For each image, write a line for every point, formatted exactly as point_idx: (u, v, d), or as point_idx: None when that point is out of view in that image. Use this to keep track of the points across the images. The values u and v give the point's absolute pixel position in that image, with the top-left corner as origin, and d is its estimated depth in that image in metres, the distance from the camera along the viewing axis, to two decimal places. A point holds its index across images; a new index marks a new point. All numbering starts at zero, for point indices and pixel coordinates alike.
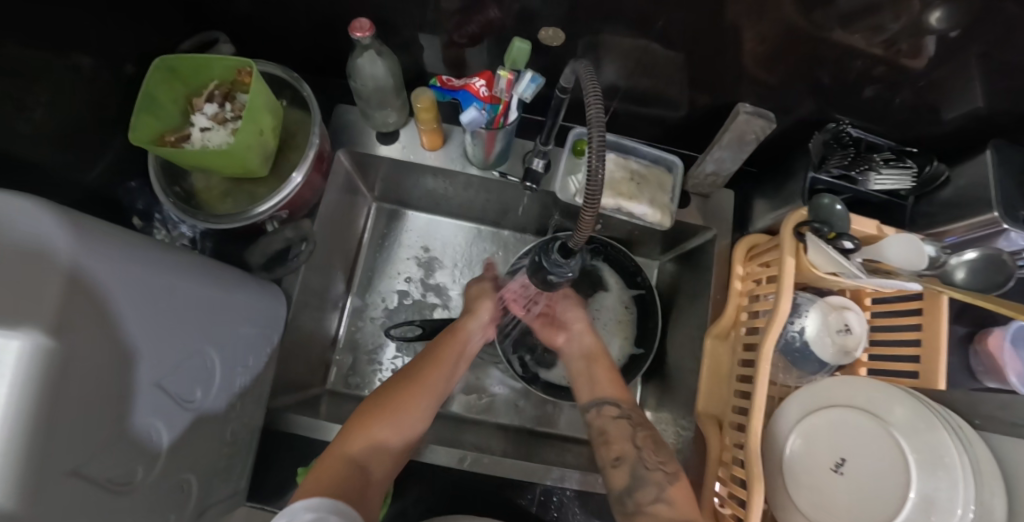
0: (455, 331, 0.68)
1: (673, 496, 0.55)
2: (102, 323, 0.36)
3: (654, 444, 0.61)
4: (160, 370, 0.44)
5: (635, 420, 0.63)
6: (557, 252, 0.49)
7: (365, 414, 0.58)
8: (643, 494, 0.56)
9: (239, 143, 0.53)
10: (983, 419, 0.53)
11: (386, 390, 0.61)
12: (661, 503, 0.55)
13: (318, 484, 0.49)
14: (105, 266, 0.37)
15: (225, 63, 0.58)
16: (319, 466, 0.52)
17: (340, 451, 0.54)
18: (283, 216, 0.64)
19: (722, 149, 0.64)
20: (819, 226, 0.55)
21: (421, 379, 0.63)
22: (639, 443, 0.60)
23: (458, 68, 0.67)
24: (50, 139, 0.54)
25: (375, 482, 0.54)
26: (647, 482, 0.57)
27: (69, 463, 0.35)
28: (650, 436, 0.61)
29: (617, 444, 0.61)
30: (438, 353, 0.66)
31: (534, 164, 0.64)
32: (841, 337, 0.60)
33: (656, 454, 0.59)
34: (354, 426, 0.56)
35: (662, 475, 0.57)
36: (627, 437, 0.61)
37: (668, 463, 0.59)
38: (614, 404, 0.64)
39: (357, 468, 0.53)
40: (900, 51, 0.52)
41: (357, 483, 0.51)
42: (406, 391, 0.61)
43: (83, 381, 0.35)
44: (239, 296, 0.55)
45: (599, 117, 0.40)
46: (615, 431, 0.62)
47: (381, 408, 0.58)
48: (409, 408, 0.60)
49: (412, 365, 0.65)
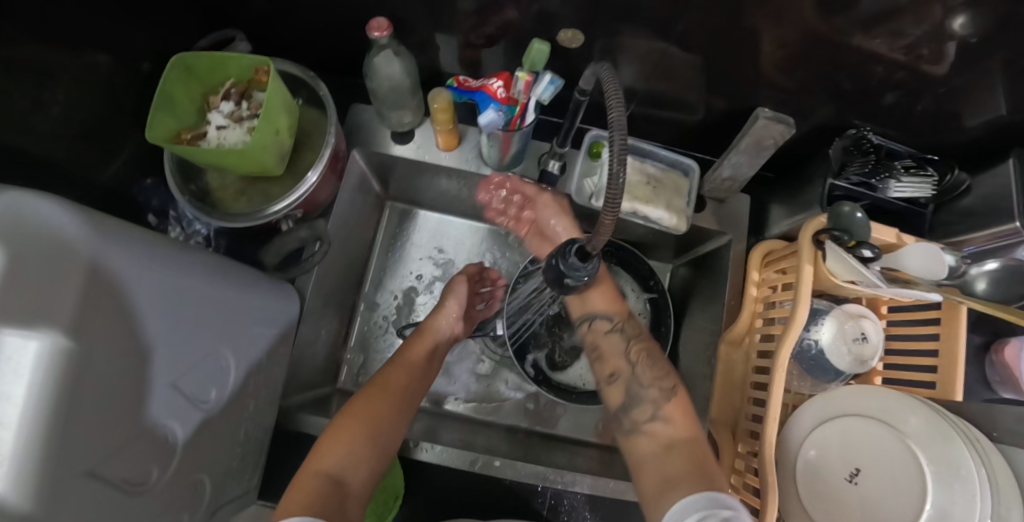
0: (425, 328, 0.69)
1: (669, 413, 0.55)
2: (119, 323, 0.37)
3: (649, 359, 0.60)
4: (176, 370, 0.44)
5: (628, 333, 0.63)
6: (575, 255, 0.49)
7: (336, 427, 0.55)
8: (639, 413, 0.56)
9: (255, 142, 0.53)
10: (1001, 432, 0.52)
11: (354, 401, 0.58)
12: (657, 421, 0.54)
13: (294, 504, 0.46)
14: (125, 267, 0.38)
15: (243, 61, 0.58)
16: (293, 488, 0.48)
17: (312, 468, 0.51)
18: (298, 215, 0.64)
19: (739, 154, 0.63)
20: (839, 233, 0.54)
21: (387, 386, 0.61)
22: (633, 359, 0.60)
23: (473, 68, 0.67)
24: (67, 136, 0.54)
25: (354, 493, 0.50)
26: (642, 401, 0.56)
27: (85, 463, 0.35)
28: (644, 350, 0.61)
29: (612, 362, 0.61)
30: (404, 354, 0.66)
31: (549, 165, 0.66)
32: (857, 346, 0.60)
33: (651, 370, 0.59)
34: (325, 441, 0.53)
35: (658, 393, 0.56)
36: (621, 352, 0.61)
37: (663, 378, 0.58)
38: (607, 318, 0.63)
39: (332, 481, 0.50)
40: (922, 57, 0.51)
41: (335, 498, 0.48)
42: (376, 399, 0.58)
43: (99, 380, 0.35)
44: (255, 296, 0.55)
45: (621, 120, 0.39)
46: (609, 347, 0.62)
47: (351, 420, 0.55)
48: (382, 416, 0.57)
49: (380, 374, 0.62)
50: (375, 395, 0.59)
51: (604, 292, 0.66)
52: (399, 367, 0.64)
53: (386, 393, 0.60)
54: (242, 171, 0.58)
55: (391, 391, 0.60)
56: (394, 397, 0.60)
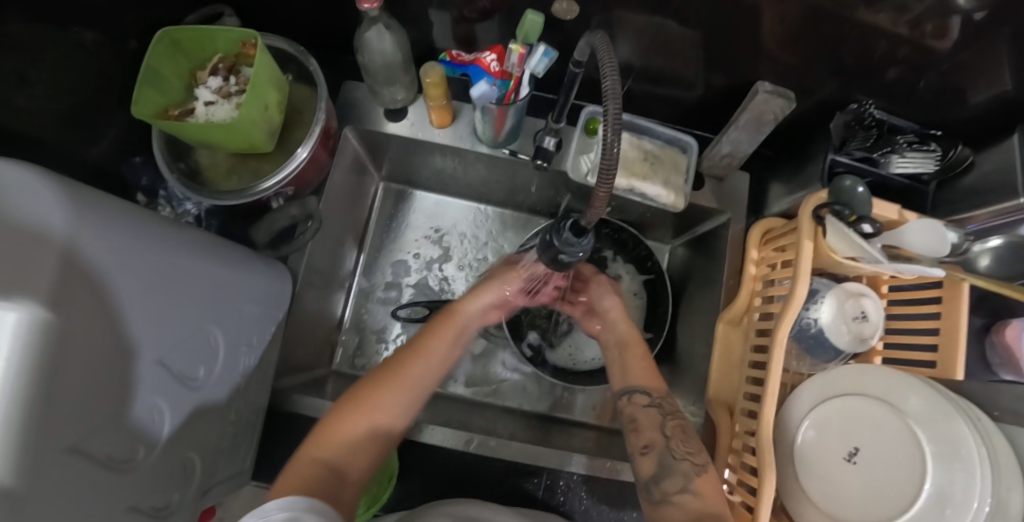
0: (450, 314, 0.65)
1: (700, 487, 0.51)
2: (99, 296, 0.36)
3: (684, 434, 0.56)
4: (160, 346, 0.43)
5: (667, 408, 0.58)
6: (569, 229, 0.48)
7: (341, 413, 0.54)
8: (669, 484, 0.52)
9: (243, 117, 0.52)
10: (1002, 411, 0.51)
11: (365, 385, 0.57)
12: (687, 494, 0.51)
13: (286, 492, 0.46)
14: (104, 239, 0.36)
15: (231, 35, 0.56)
16: (289, 472, 0.49)
17: (309, 453, 0.51)
18: (289, 193, 0.63)
19: (739, 130, 0.62)
20: (839, 207, 0.53)
21: (404, 371, 0.59)
22: (670, 432, 0.56)
23: (468, 44, 0.66)
24: (52, 115, 0.53)
25: (351, 482, 0.51)
26: (672, 473, 0.52)
27: (67, 439, 0.34)
28: (681, 426, 0.57)
29: (646, 432, 0.57)
30: (426, 339, 0.62)
31: (544, 142, 0.63)
32: (857, 324, 0.59)
33: (685, 444, 0.55)
34: (328, 427, 0.53)
35: (690, 466, 0.52)
36: (658, 425, 0.57)
37: (697, 453, 0.54)
38: (646, 393, 0.60)
39: (328, 470, 0.50)
40: (925, 32, 0.50)
41: (330, 484, 0.49)
42: (389, 387, 0.57)
43: (80, 355, 0.34)
44: (243, 273, 0.54)
45: (615, 90, 0.39)
46: (645, 419, 0.58)
47: (358, 406, 0.55)
48: (390, 407, 0.56)
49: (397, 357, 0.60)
50: (388, 381, 0.57)
51: (642, 369, 0.63)
52: (419, 354, 0.60)
53: (402, 380, 0.58)
54: (232, 148, 0.57)
55: (408, 378, 0.58)
56: (409, 386, 0.58)
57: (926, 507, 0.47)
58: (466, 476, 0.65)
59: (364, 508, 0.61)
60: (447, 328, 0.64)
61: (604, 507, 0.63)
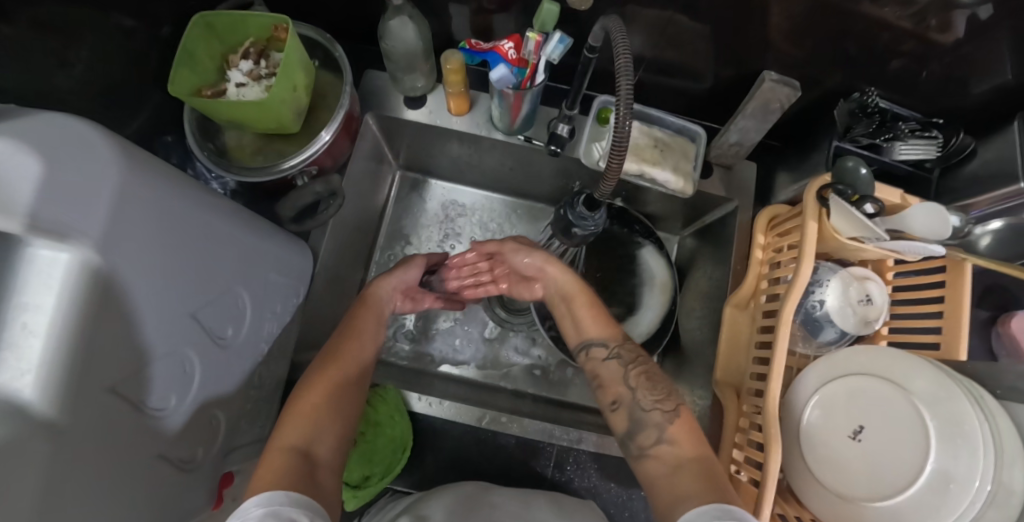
0: (368, 302, 0.67)
1: (674, 435, 0.53)
2: (142, 246, 0.38)
3: (649, 381, 0.58)
4: (194, 302, 0.45)
5: (625, 356, 0.60)
6: (583, 204, 0.52)
7: (300, 404, 0.55)
8: (644, 438, 0.54)
9: (274, 96, 0.55)
10: (1005, 390, 0.51)
11: (314, 374, 0.58)
12: (663, 444, 0.53)
13: (263, 481, 0.45)
14: (150, 193, 0.39)
15: (264, 19, 0.59)
16: (263, 465, 0.48)
17: (279, 444, 0.51)
18: (313, 170, 0.65)
19: (746, 118, 0.64)
20: (842, 188, 0.55)
21: (341, 357, 0.61)
22: (634, 383, 0.58)
23: (485, 35, 0.68)
24: (91, 94, 0.56)
25: (324, 462, 0.51)
26: (646, 426, 0.55)
27: (110, 380, 0.37)
28: (645, 373, 0.59)
29: (613, 388, 0.59)
30: (354, 326, 0.65)
31: (557, 129, 0.66)
32: (863, 307, 0.60)
33: (652, 392, 0.57)
34: (291, 416, 0.53)
35: (661, 415, 0.54)
36: (621, 379, 0.59)
37: (665, 400, 0.56)
38: (602, 344, 0.62)
39: (301, 455, 0.50)
40: (930, 27, 0.52)
41: (306, 470, 0.48)
42: (334, 371, 0.59)
43: (122, 301, 0.37)
44: (270, 243, 0.56)
45: (628, 87, 0.42)
46: (609, 375, 0.60)
47: (314, 393, 0.56)
48: (341, 390, 0.58)
49: (332, 346, 0.62)
50: (331, 365, 0.59)
51: (590, 315, 0.64)
52: (353, 337, 0.63)
53: (342, 363, 0.60)
54: (260, 127, 0.60)
55: (347, 362, 0.61)
56: (350, 369, 0.60)
57: (931, 484, 0.47)
58: (479, 454, 0.69)
59: (379, 476, 0.66)
60: (370, 315, 0.67)
61: (612, 484, 0.69)
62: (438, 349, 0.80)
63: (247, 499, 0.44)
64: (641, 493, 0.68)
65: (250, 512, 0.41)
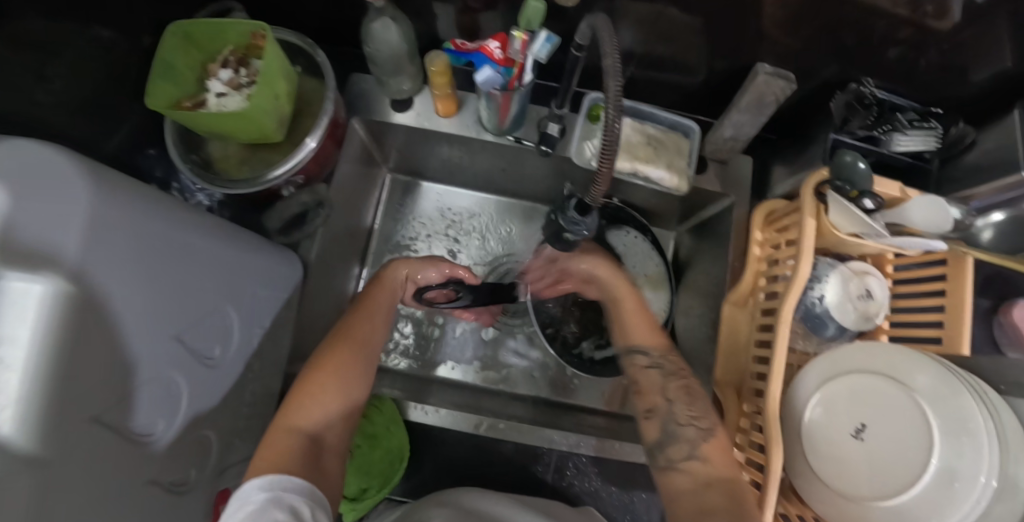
0: (383, 282, 0.65)
1: (707, 452, 0.50)
2: (120, 273, 0.37)
3: (688, 395, 0.55)
4: (180, 323, 0.44)
5: (668, 367, 0.57)
6: (574, 210, 0.51)
7: (309, 379, 0.53)
8: (674, 451, 0.52)
9: (255, 106, 0.53)
10: (1008, 385, 0.50)
11: (326, 350, 0.56)
12: (694, 460, 0.50)
13: (266, 464, 0.44)
14: (125, 216, 0.38)
15: (241, 27, 0.57)
16: (268, 443, 0.47)
17: (285, 425, 0.49)
18: (300, 181, 0.64)
19: (741, 112, 0.62)
20: (841, 184, 0.54)
21: (352, 336, 0.58)
22: (672, 395, 0.55)
23: (470, 33, 0.66)
24: (71, 110, 0.55)
25: (329, 448, 0.50)
26: (677, 439, 0.52)
27: (90, 410, 0.36)
28: (685, 386, 0.56)
29: (650, 396, 0.57)
30: (365, 304, 0.62)
31: (548, 129, 0.64)
32: (863, 303, 0.59)
33: (691, 407, 0.54)
34: (298, 395, 0.52)
35: (696, 432, 0.52)
36: (659, 388, 0.56)
37: (703, 417, 0.53)
38: (645, 352, 0.59)
39: (305, 438, 0.49)
40: (927, 13, 0.50)
41: (310, 454, 0.47)
42: (344, 350, 0.57)
43: (102, 329, 0.36)
44: (257, 258, 0.55)
45: (617, 81, 0.41)
46: (648, 382, 0.57)
47: (322, 373, 0.54)
48: (351, 369, 0.56)
49: (344, 324, 0.60)
50: (344, 343, 0.57)
51: (641, 322, 0.61)
52: (364, 317, 0.61)
53: (354, 341, 0.58)
54: (243, 137, 0.58)
55: (358, 341, 0.58)
56: (362, 348, 0.58)
57: (934, 483, 0.46)
58: (478, 459, 0.70)
59: (376, 488, 0.65)
60: (386, 295, 0.65)
61: (613, 487, 0.70)
62: (443, 352, 0.79)
63: (249, 479, 0.43)
64: (642, 495, 0.69)
65: (253, 495, 0.41)
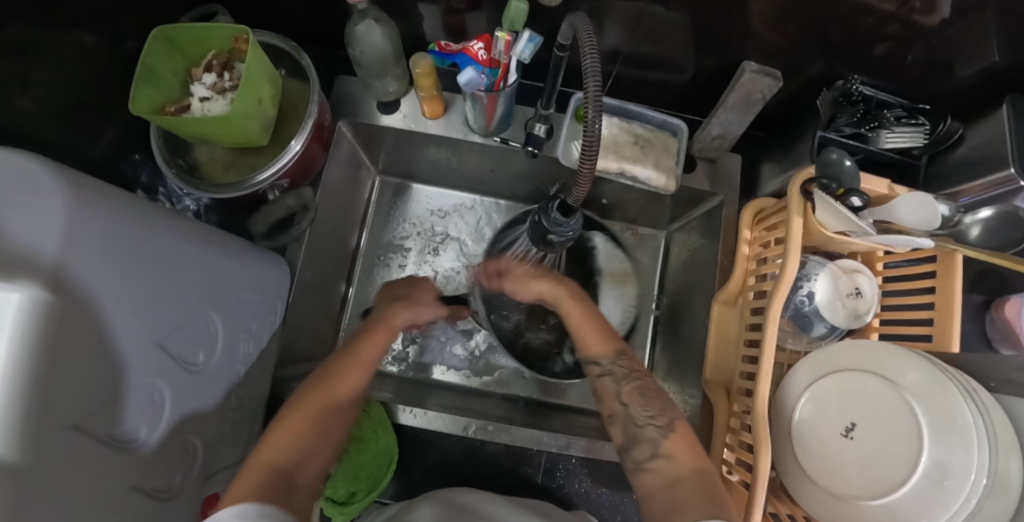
0: (383, 321, 0.63)
1: (671, 449, 0.51)
2: (98, 279, 0.37)
3: (642, 397, 0.55)
4: (161, 329, 0.44)
5: (629, 370, 0.57)
6: (558, 210, 0.51)
7: (293, 413, 0.52)
8: (640, 451, 0.52)
9: (237, 110, 0.53)
10: (998, 382, 0.50)
11: (313, 385, 0.55)
12: (659, 459, 0.51)
13: (235, 498, 0.43)
14: (102, 222, 0.37)
15: (223, 30, 0.57)
16: (240, 480, 0.45)
17: (259, 461, 0.48)
18: (285, 184, 0.64)
19: (728, 111, 0.62)
20: (826, 182, 0.53)
21: (342, 379, 0.56)
22: (626, 399, 0.55)
23: (456, 34, 0.66)
24: (55, 116, 0.55)
25: (303, 486, 0.48)
26: (640, 440, 0.52)
27: (69, 419, 0.36)
28: (638, 389, 0.56)
29: (607, 403, 0.57)
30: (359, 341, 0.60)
31: (534, 129, 0.64)
32: (852, 301, 0.59)
33: (645, 407, 0.54)
34: (279, 433, 0.50)
35: (655, 430, 0.52)
36: (614, 395, 0.56)
37: (659, 415, 0.53)
38: (595, 362, 0.59)
39: (280, 474, 0.47)
40: (913, 8, 0.49)
41: (281, 491, 0.45)
42: (328, 397, 0.54)
43: (81, 336, 0.36)
44: (239, 263, 0.55)
45: (596, 83, 0.40)
46: (604, 391, 0.57)
47: (309, 407, 0.52)
48: (338, 407, 0.54)
49: (332, 364, 0.57)
50: (334, 378, 0.55)
51: (591, 327, 0.61)
52: (354, 356, 0.58)
53: (345, 375, 0.56)
54: (228, 142, 0.58)
55: (346, 384, 0.56)
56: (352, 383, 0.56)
57: (924, 481, 0.46)
58: (467, 462, 0.70)
59: (365, 492, 0.65)
60: (384, 336, 0.62)
61: (603, 488, 0.70)
62: (434, 354, 0.79)
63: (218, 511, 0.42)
64: (633, 496, 0.69)
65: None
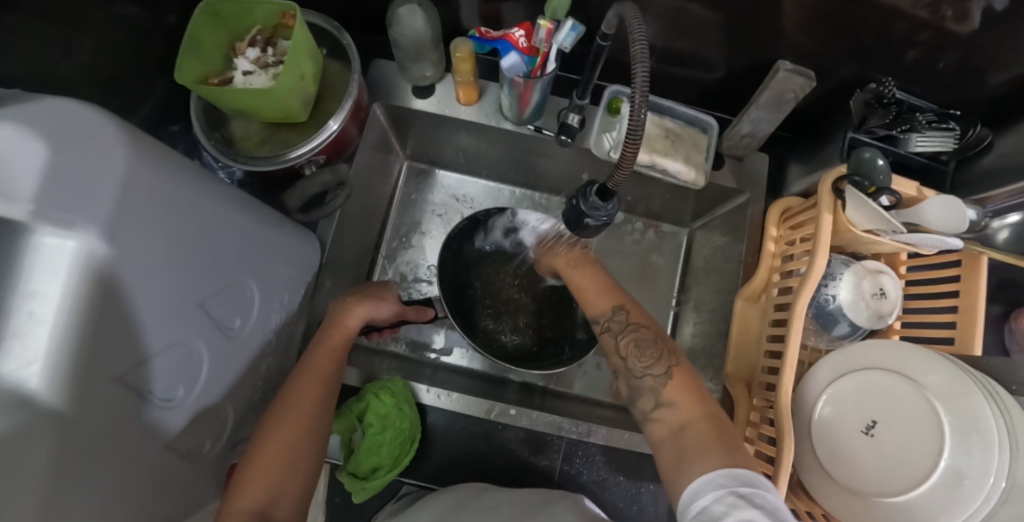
0: (340, 323, 0.60)
1: (671, 396, 0.51)
2: (150, 235, 0.37)
3: (637, 348, 0.56)
4: (203, 291, 0.45)
5: (628, 322, 0.58)
6: (596, 195, 0.51)
7: (261, 448, 0.51)
8: (643, 403, 0.53)
9: (280, 85, 0.54)
10: (1021, 385, 0.50)
11: (276, 413, 0.53)
12: (662, 408, 0.51)
13: None
14: (157, 179, 0.38)
15: (270, 6, 0.58)
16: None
17: (234, 507, 0.48)
18: (321, 160, 0.65)
19: (759, 109, 0.63)
20: (859, 179, 0.55)
21: (303, 400, 0.54)
22: (624, 352, 0.56)
23: (492, 22, 0.67)
24: (98, 84, 0.56)
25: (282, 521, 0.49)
26: (641, 392, 0.53)
27: (116, 370, 0.36)
28: (635, 339, 0.57)
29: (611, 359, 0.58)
30: (315, 359, 0.57)
31: (568, 119, 0.65)
32: (875, 301, 0.59)
33: (642, 358, 0.55)
34: (251, 473, 0.49)
35: (653, 380, 0.53)
36: (613, 349, 0.58)
37: (656, 365, 0.54)
38: (597, 319, 0.60)
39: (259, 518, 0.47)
40: (946, 17, 0.51)
41: None
42: (286, 426, 0.52)
43: (130, 289, 0.36)
44: (275, 233, 0.55)
45: (644, 76, 0.41)
46: (606, 345, 0.59)
47: (275, 443, 0.51)
48: (307, 434, 0.53)
49: (288, 386, 0.55)
50: (296, 403, 0.54)
51: (593, 288, 0.63)
52: (312, 377, 0.56)
53: (308, 396, 0.54)
54: (268, 117, 0.59)
55: (309, 407, 0.54)
56: (316, 404, 0.55)
57: (942, 480, 0.46)
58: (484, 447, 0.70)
59: (387, 468, 0.66)
60: (339, 342, 0.60)
61: (620, 477, 0.70)
62: (452, 338, 0.79)
63: None
64: (649, 488, 0.69)
65: None
